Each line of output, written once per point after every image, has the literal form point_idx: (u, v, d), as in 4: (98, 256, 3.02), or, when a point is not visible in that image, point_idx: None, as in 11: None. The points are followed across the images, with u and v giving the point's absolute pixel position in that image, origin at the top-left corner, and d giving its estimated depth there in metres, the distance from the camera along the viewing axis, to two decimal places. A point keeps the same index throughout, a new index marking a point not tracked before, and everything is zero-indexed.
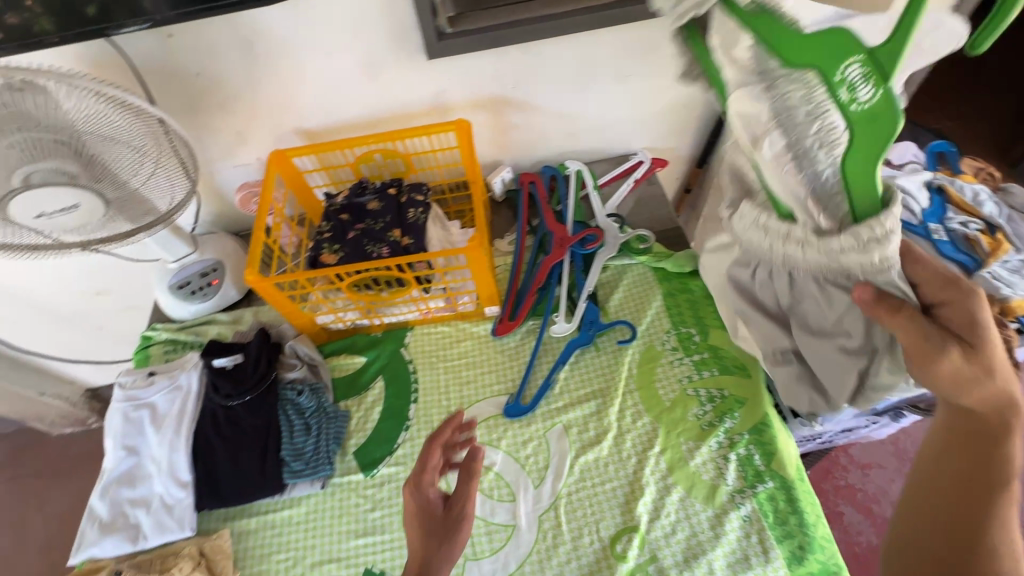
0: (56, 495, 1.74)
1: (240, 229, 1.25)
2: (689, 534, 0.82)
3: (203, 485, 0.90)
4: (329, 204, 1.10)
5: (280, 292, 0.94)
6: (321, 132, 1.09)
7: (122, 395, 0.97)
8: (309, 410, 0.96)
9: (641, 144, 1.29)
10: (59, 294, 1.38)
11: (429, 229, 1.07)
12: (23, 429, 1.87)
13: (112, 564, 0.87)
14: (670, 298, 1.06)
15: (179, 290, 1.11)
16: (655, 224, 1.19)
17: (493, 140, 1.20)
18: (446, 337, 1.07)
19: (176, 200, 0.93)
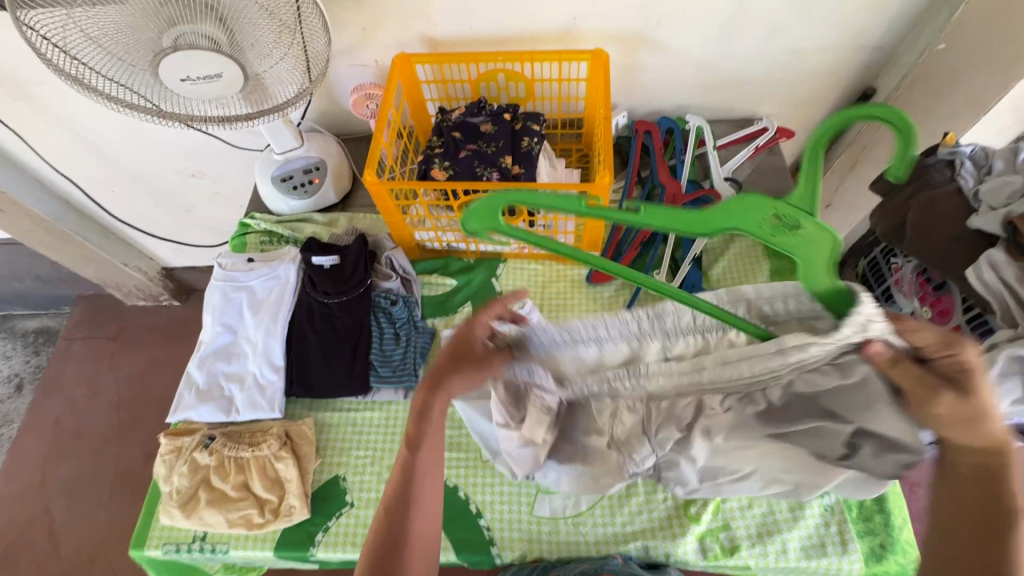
0: (126, 360, 1.86)
1: (343, 133, 1.24)
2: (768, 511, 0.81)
3: (294, 373, 0.93)
4: (442, 120, 1.07)
5: (391, 199, 0.94)
6: (446, 43, 1.05)
7: (223, 274, 1.01)
8: (400, 321, 0.97)
9: (769, 109, 1.20)
10: (159, 170, 1.41)
11: (540, 161, 1.03)
12: (101, 295, 1.98)
13: (204, 429, 0.92)
14: (779, 277, 1.02)
15: (282, 183, 1.11)
16: (771, 198, 1.12)
17: (617, 80, 1.13)
18: (539, 275, 1.06)
19: (299, 90, 0.90)
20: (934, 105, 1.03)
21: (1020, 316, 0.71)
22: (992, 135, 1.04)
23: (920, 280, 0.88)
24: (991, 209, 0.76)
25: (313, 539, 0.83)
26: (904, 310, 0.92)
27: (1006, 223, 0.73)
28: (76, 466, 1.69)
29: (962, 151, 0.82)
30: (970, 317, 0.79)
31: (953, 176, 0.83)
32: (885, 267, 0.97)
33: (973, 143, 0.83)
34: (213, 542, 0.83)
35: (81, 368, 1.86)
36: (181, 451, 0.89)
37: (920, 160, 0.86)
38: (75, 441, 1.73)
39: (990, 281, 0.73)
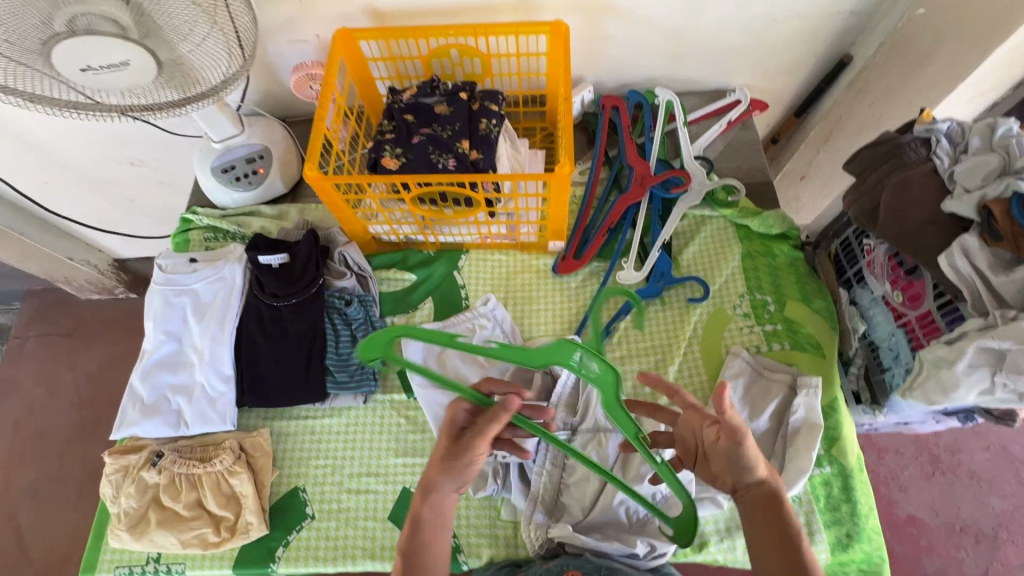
0: (84, 356, 1.77)
1: (288, 114, 1.14)
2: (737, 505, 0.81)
3: (246, 383, 0.88)
4: (393, 101, 0.98)
5: (337, 193, 0.87)
6: (391, 15, 0.95)
7: (162, 277, 0.93)
8: (357, 322, 0.92)
9: (742, 79, 1.14)
10: (92, 159, 1.30)
11: (500, 145, 0.95)
12: (51, 289, 1.87)
13: (152, 445, 0.87)
14: (750, 260, 0.99)
15: (223, 174, 1.02)
16: (742, 176, 1.08)
17: (582, 52, 1.05)
18: (503, 266, 1.01)
19: (228, 72, 0.80)
20: (911, 74, 0.98)
21: (992, 304, 0.69)
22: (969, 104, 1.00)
23: (891, 264, 0.84)
24: (965, 191, 0.73)
25: (274, 554, 0.81)
26: (874, 294, 0.90)
27: (981, 207, 0.71)
28: (39, 468, 1.63)
29: (938, 129, 0.79)
30: (942, 302, 0.77)
31: (928, 154, 0.79)
32: (856, 248, 0.93)
33: (950, 118, 0.79)
34: (168, 563, 0.81)
35: (36, 366, 1.77)
36: (128, 470, 0.84)
37: (895, 138, 0.82)
38: (37, 443, 1.66)
39: (963, 270, 0.71)
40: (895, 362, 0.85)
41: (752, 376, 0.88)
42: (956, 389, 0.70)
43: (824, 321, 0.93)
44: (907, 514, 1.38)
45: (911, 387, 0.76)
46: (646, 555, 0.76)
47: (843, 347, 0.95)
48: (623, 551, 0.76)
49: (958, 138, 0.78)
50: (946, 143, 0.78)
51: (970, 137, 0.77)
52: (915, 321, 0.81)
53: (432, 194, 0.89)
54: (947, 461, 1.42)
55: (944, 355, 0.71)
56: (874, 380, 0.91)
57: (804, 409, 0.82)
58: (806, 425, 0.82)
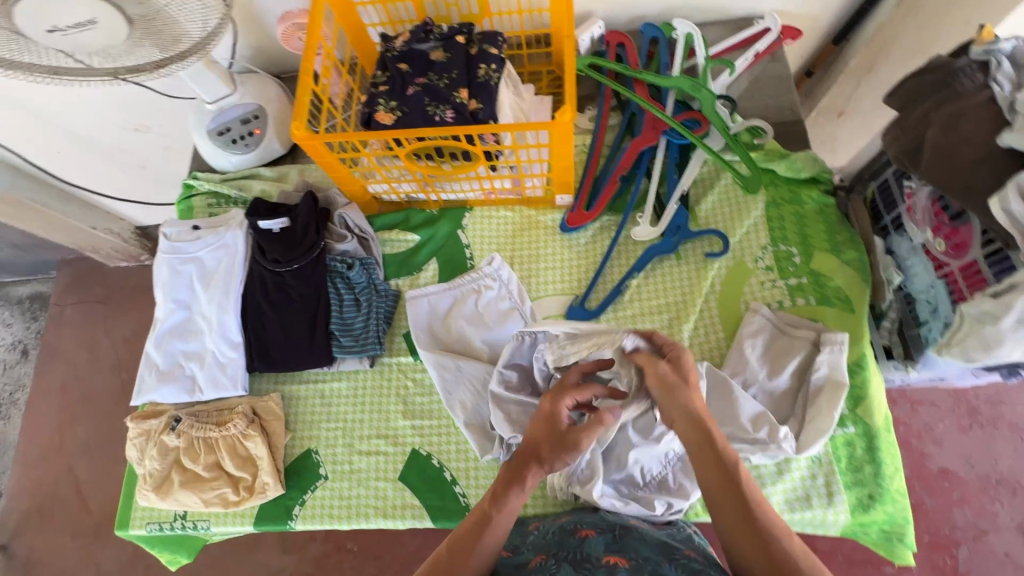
0: (119, 322, 1.84)
1: (282, 70, 1.09)
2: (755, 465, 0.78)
3: (254, 349, 0.89)
4: (385, 49, 0.91)
5: (330, 152, 0.83)
6: None
7: (167, 246, 0.92)
8: (360, 286, 0.90)
9: (772, 3, 1.01)
10: (95, 126, 1.28)
11: (501, 92, 0.87)
12: (83, 258, 1.93)
13: (171, 409, 0.89)
14: (775, 209, 0.92)
15: (219, 137, 0.99)
16: (770, 114, 0.99)
17: None
18: (509, 223, 0.97)
19: (209, 25, 0.77)
20: None
21: None
22: None
23: (935, 209, 0.76)
24: None
25: (291, 513, 0.84)
26: (914, 242, 0.81)
27: None
28: (87, 428, 1.74)
29: (999, 50, 0.69)
30: (990, 250, 0.69)
31: (986, 81, 0.69)
32: (896, 191, 0.84)
33: (1015, 37, 0.69)
34: (194, 520, 0.85)
35: (76, 332, 1.86)
36: (150, 434, 0.87)
37: (948, 63, 0.72)
38: (84, 403, 1.77)
39: (1019, 213, 0.62)
40: (933, 316, 0.78)
41: (776, 332, 0.83)
42: (1000, 346, 0.64)
43: (855, 273, 0.86)
44: (940, 468, 1.33)
45: (949, 343, 0.69)
46: (662, 512, 0.75)
47: (876, 300, 0.88)
48: (640, 512, 0.74)
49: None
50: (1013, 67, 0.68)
51: None
52: (959, 271, 0.74)
53: (428, 149, 0.84)
54: (987, 414, 1.35)
55: (990, 310, 0.64)
56: (908, 335, 0.84)
57: (827, 365, 0.78)
58: (831, 381, 0.77)
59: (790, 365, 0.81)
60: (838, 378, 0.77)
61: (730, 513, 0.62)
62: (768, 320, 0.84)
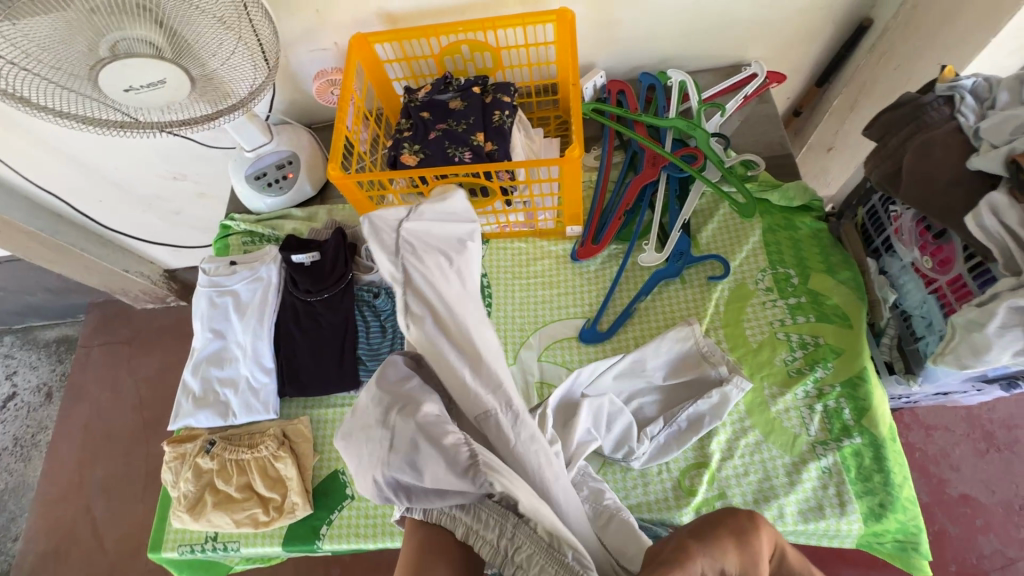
0: (143, 362, 1.90)
1: (314, 121, 1.20)
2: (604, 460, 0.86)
3: (286, 374, 0.94)
4: (409, 100, 1.01)
5: (361, 191, 0.91)
6: (405, 17, 0.99)
7: (207, 280, 0.99)
8: (385, 313, 0.97)
9: (758, 52, 1.12)
10: (138, 176, 1.39)
11: (514, 135, 0.96)
12: (112, 301, 2.02)
13: (205, 434, 0.94)
14: (771, 234, 0.98)
15: (256, 181, 1.09)
16: (762, 149, 1.07)
17: (591, 37, 1.06)
18: (523, 254, 1.04)
19: (255, 83, 0.87)
20: (936, 33, 0.94)
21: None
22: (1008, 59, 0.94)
23: (919, 229, 0.82)
24: (992, 147, 0.71)
25: (317, 533, 0.86)
26: (903, 261, 0.87)
27: (1007, 162, 0.68)
28: (107, 467, 1.76)
29: (961, 86, 0.77)
30: (971, 265, 0.75)
31: (952, 113, 0.77)
32: (881, 215, 0.90)
33: (974, 75, 0.78)
34: (224, 541, 0.87)
35: (101, 373, 1.91)
36: (185, 457, 0.92)
37: (916, 99, 0.80)
38: (105, 443, 1.80)
39: (992, 228, 0.68)
40: (928, 330, 0.82)
41: (689, 349, 0.89)
42: (989, 351, 0.68)
43: (850, 292, 0.91)
44: (961, 494, 1.32)
45: (942, 352, 0.74)
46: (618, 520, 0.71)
47: (874, 318, 0.92)
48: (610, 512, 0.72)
49: (986, 94, 0.76)
50: (973, 99, 0.76)
51: (999, 91, 0.74)
52: (946, 285, 0.79)
53: (448, 187, 0.92)
54: (1003, 438, 1.35)
55: (975, 318, 0.69)
56: (907, 349, 0.88)
57: (719, 396, 0.85)
58: (712, 410, 0.84)
59: (681, 379, 0.89)
60: (720, 410, 0.84)
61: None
62: (686, 336, 0.90)
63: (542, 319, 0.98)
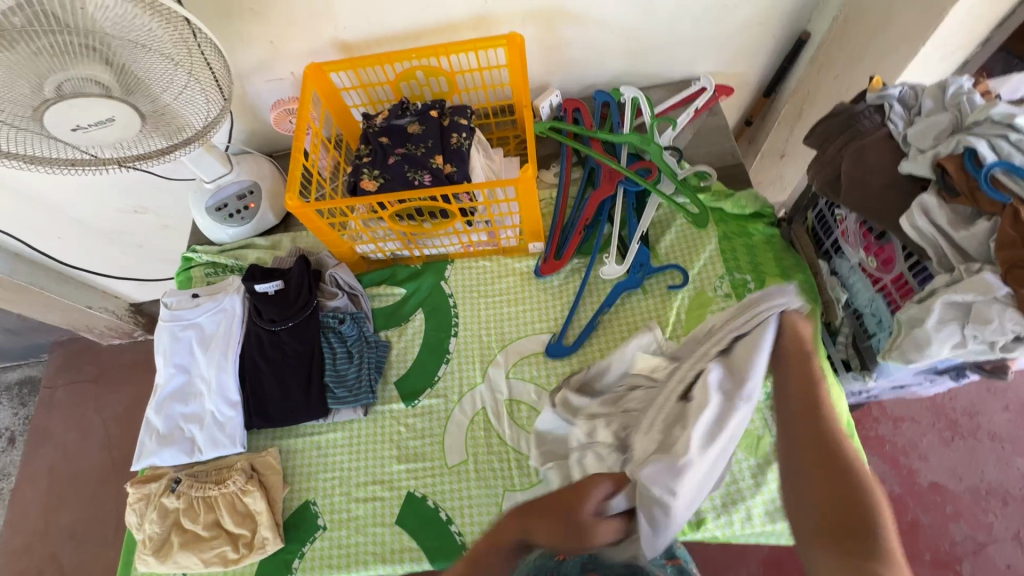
0: (111, 399, 1.85)
1: (275, 149, 1.21)
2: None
3: (251, 406, 0.93)
4: (368, 126, 1.02)
5: (321, 218, 0.91)
6: (359, 45, 1.00)
7: (168, 314, 0.98)
8: (352, 338, 0.96)
9: (706, 66, 1.16)
10: (98, 210, 1.37)
11: (473, 156, 0.98)
12: (76, 338, 1.96)
13: (170, 472, 0.92)
14: (727, 242, 1.01)
15: (217, 212, 1.08)
16: (714, 159, 1.11)
17: (544, 58, 1.09)
18: (488, 272, 1.05)
19: (210, 116, 0.87)
20: (868, 45, 0.99)
21: (956, 259, 0.71)
22: (936, 66, 0.99)
23: (862, 231, 0.86)
24: (920, 152, 0.75)
25: (290, 566, 0.85)
26: (851, 262, 0.90)
27: (934, 165, 0.72)
28: (74, 512, 1.70)
29: (889, 95, 0.81)
30: (911, 263, 0.78)
31: (882, 121, 0.81)
32: (828, 218, 0.93)
33: (900, 84, 0.82)
34: None
35: (66, 414, 1.85)
36: (149, 498, 0.90)
37: (850, 108, 0.84)
38: (72, 486, 1.74)
39: (924, 227, 0.72)
40: (879, 327, 0.85)
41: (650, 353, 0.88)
42: (929, 345, 0.70)
43: (804, 294, 0.94)
44: (930, 482, 1.35)
45: (889, 349, 0.77)
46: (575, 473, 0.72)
47: (829, 318, 0.95)
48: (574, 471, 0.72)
49: (913, 102, 0.81)
50: (901, 106, 0.81)
51: (923, 99, 0.79)
52: (890, 283, 0.82)
53: (408, 210, 0.93)
54: (965, 425, 1.40)
55: (916, 315, 0.72)
56: (862, 346, 0.90)
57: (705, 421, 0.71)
58: None
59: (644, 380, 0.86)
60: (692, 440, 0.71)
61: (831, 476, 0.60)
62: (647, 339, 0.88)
63: (509, 337, 0.99)
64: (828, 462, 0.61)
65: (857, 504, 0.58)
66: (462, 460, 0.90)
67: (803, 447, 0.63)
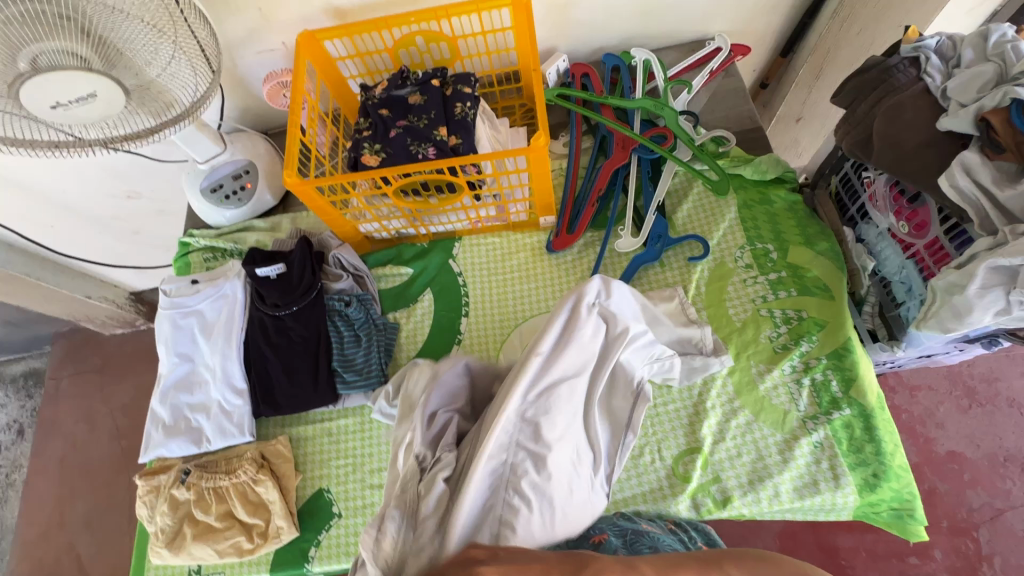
0: (116, 390, 1.83)
1: (269, 126, 1.15)
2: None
3: (259, 394, 0.90)
4: (366, 97, 0.97)
5: (322, 197, 0.87)
6: (353, 10, 0.94)
7: (168, 302, 0.94)
8: (359, 322, 0.93)
9: (721, 24, 1.09)
10: (90, 197, 1.33)
11: (478, 127, 0.92)
12: (78, 328, 1.93)
13: (179, 463, 0.90)
14: (747, 210, 0.97)
15: (212, 194, 1.03)
16: (731, 124, 1.05)
17: (550, 20, 1.03)
18: (497, 248, 1.01)
19: (199, 90, 0.82)
20: None
21: (1001, 221, 0.67)
22: (968, 15, 0.93)
23: (893, 194, 0.81)
24: (960, 106, 0.70)
25: (307, 555, 0.84)
26: (880, 227, 0.86)
27: (977, 120, 0.67)
28: (87, 502, 1.69)
29: (925, 46, 0.76)
30: (948, 226, 0.74)
31: (918, 74, 0.75)
32: (855, 182, 0.89)
33: (937, 34, 0.77)
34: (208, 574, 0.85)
35: (73, 404, 1.83)
36: (160, 490, 0.88)
37: (882, 62, 0.79)
38: (83, 476, 1.73)
39: (965, 187, 0.67)
40: (909, 295, 0.81)
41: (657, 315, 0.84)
42: (971, 313, 0.67)
43: (831, 263, 0.90)
44: (948, 451, 1.33)
45: (925, 317, 0.73)
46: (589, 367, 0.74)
47: (854, 287, 0.91)
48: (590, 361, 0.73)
49: (950, 53, 0.75)
50: (938, 57, 0.75)
51: (963, 49, 0.73)
52: (924, 249, 0.78)
53: (413, 186, 0.89)
54: (984, 392, 1.36)
55: (956, 281, 0.68)
56: (889, 316, 0.87)
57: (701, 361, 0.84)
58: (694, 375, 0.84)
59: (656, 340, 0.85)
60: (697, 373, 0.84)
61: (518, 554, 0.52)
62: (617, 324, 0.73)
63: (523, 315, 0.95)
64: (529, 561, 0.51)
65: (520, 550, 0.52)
66: None
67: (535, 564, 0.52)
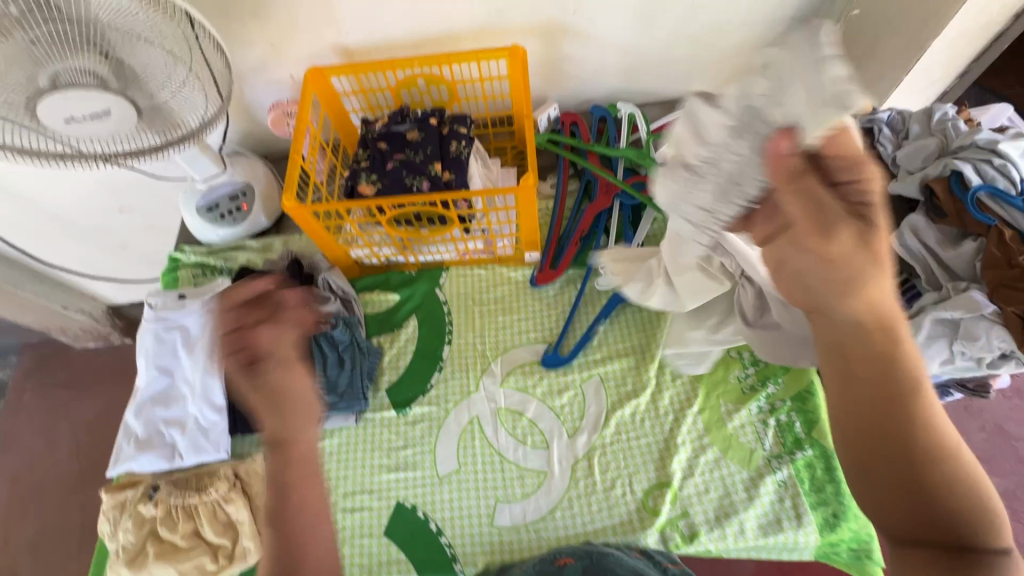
0: (80, 405, 1.78)
1: (269, 152, 1.20)
2: (582, 459, 0.87)
3: (238, 411, 0.90)
4: (367, 131, 1.02)
5: (316, 220, 0.90)
6: (360, 50, 1.00)
7: (153, 315, 0.94)
8: (343, 344, 0.94)
9: (700, 86, 1.19)
10: (81, 208, 1.34)
11: (471, 165, 0.98)
12: (47, 340, 1.89)
13: (149, 478, 0.89)
14: None
15: (208, 213, 1.05)
16: None
17: (544, 72, 1.11)
18: (484, 281, 1.04)
19: (206, 114, 0.86)
20: (854, 72, 1.03)
21: (944, 277, 0.73)
22: (918, 94, 1.03)
23: None
24: (909, 173, 0.79)
25: None
26: None
27: (923, 186, 0.75)
28: (37, 524, 1.62)
29: (878, 119, 0.83)
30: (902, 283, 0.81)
31: (873, 143, 0.84)
32: None
33: (890, 109, 0.84)
34: None
35: (33, 418, 1.77)
36: (125, 506, 0.87)
37: None
38: (36, 495, 1.65)
39: (913, 246, 0.75)
40: None
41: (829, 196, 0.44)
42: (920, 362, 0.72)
43: None
44: None
45: None
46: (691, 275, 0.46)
47: None
48: None
49: (902, 126, 0.83)
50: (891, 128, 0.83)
51: (909, 124, 0.82)
52: None
53: (406, 215, 0.92)
54: None
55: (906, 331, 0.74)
56: None
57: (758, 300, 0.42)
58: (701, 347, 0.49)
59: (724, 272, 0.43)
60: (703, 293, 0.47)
61: (864, 435, 0.48)
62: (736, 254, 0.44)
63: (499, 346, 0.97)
64: (880, 441, 0.47)
65: (903, 452, 0.46)
66: (453, 470, 0.88)
67: (872, 453, 0.48)
